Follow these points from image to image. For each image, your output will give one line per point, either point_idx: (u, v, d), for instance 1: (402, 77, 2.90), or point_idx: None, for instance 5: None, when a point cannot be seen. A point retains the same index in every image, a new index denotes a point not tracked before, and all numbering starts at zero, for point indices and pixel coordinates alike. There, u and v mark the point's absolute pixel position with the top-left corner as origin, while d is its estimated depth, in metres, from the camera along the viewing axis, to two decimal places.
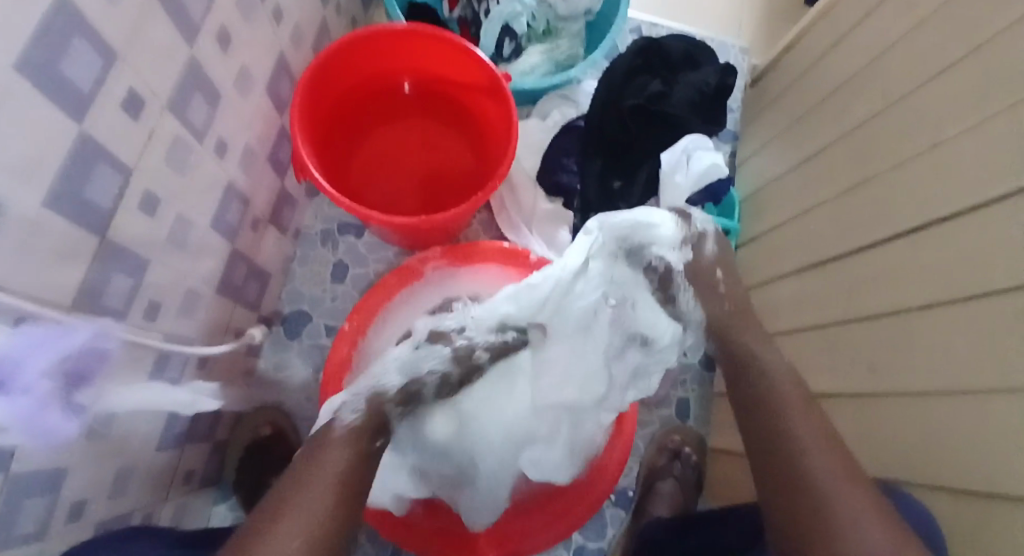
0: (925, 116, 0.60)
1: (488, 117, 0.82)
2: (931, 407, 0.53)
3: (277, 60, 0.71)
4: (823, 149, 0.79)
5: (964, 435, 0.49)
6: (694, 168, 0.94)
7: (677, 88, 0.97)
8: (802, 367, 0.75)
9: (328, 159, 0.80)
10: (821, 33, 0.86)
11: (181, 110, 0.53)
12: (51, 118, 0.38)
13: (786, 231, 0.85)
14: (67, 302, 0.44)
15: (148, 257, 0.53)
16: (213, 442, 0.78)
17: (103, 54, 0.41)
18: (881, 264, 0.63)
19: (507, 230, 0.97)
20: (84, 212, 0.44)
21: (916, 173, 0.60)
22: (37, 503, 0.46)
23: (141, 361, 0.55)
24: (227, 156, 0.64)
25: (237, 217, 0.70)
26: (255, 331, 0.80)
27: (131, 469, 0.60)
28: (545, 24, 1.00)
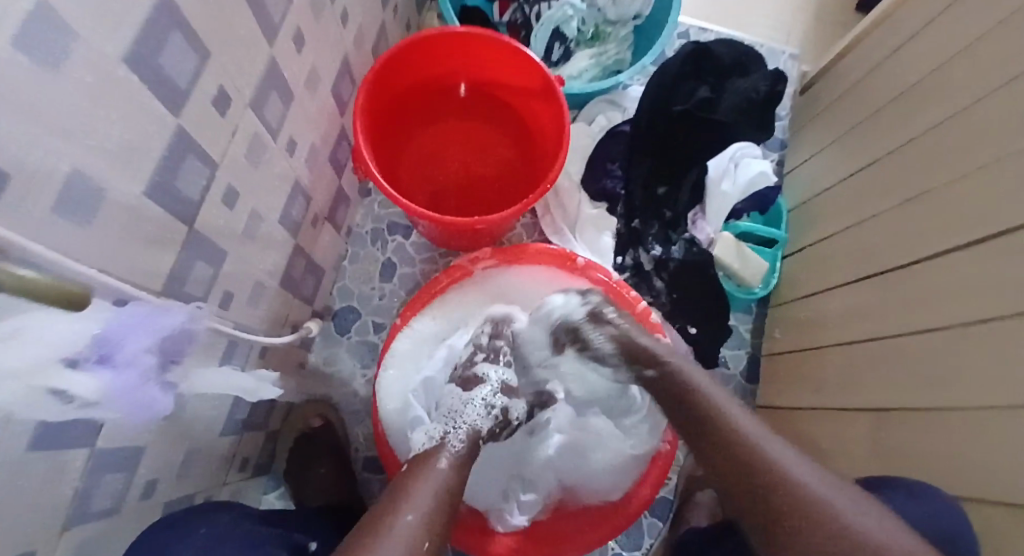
0: (995, 125, 0.59)
1: (539, 122, 0.84)
2: (994, 422, 0.52)
3: (341, 62, 0.73)
4: (879, 156, 0.77)
5: None
6: (742, 176, 0.96)
7: (724, 96, 0.96)
8: (848, 378, 0.74)
9: (383, 157, 0.82)
10: (878, 41, 0.85)
11: (260, 107, 0.55)
12: (152, 110, 0.40)
13: (836, 239, 0.83)
14: (156, 286, 0.46)
15: (224, 248, 0.56)
16: (267, 431, 0.82)
17: (199, 52, 0.44)
18: (944, 272, 0.62)
19: (551, 233, 0.98)
20: (175, 201, 0.46)
21: (983, 183, 0.59)
22: (117, 477, 0.49)
23: (215, 346, 0.56)
24: (295, 154, 0.66)
25: (299, 213, 0.73)
26: (312, 325, 0.82)
27: (196, 452, 0.62)
28: (594, 28, 1.01)
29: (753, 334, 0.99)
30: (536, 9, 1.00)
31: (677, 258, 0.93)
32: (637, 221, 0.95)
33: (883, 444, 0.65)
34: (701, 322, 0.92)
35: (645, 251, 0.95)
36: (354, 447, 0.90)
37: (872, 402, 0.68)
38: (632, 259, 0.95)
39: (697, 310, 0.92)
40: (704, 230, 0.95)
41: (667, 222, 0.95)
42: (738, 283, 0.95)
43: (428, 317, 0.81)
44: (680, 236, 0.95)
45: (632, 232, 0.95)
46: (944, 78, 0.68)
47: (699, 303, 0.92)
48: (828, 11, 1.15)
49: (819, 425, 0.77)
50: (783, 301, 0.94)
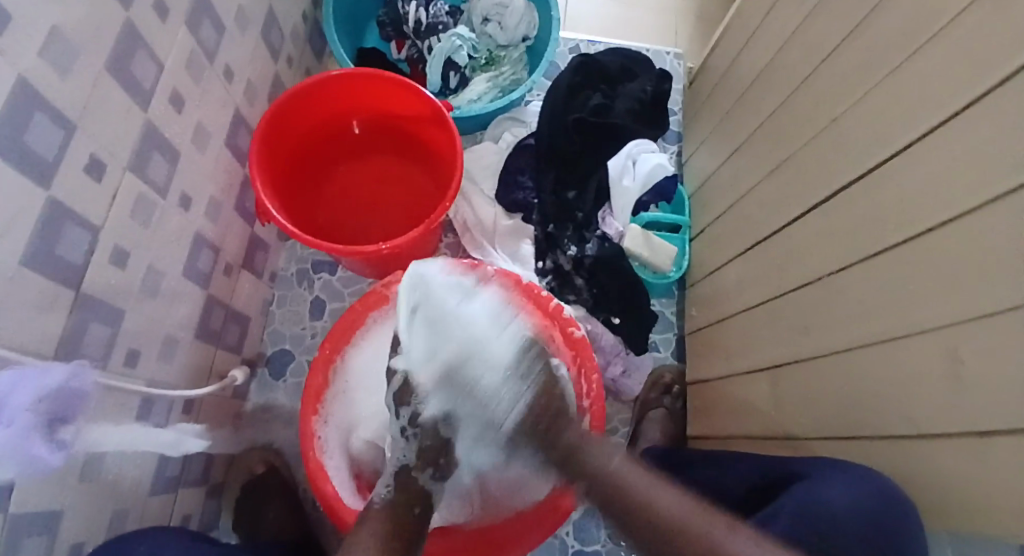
0: (828, 95, 0.66)
1: (436, 145, 0.88)
2: (859, 360, 0.57)
3: (233, 115, 0.77)
4: (748, 135, 0.84)
5: (899, 376, 0.52)
6: (640, 170, 1.02)
7: (617, 100, 1.03)
8: (747, 342, 0.78)
9: (290, 200, 0.85)
10: (736, 33, 0.93)
11: (143, 169, 0.58)
12: (19, 184, 0.43)
13: (724, 217, 0.89)
14: (48, 351, 0.48)
15: (122, 307, 0.57)
16: (210, 484, 0.82)
17: (63, 125, 0.47)
18: (808, 231, 0.67)
19: (473, 249, 1.02)
20: (58, 268, 0.48)
21: (823, 148, 0.65)
22: (37, 541, 0.49)
23: (125, 405, 0.59)
24: (192, 208, 0.69)
25: (209, 264, 0.75)
26: (238, 372, 0.82)
27: (125, 513, 0.63)
28: (487, 54, 1.07)
29: (679, 316, 1.04)
30: (428, 42, 1.05)
31: (591, 255, 0.97)
32: (552, 226, 0.99)
33: (782, 397, 0.70)
34: (623, 312, 0.96)
35: (562, 253, 0.98)
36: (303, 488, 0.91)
37: (769, 360, 0.73)
38: (552, 262, 0.99)
39: (618, 302, 0.96)
40: (614, 225, 1.01)
41: (580, 224, 0.99)
42: (652, 270, 1.00)
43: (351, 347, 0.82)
44: (592, 234, 0.99)
45: (549, 236, 0.99)
46: (788, 58, 0.75)
47: (618, 296, 0.96)
48: (704, 11, 1.24)
49: (733, 391, 0.81)
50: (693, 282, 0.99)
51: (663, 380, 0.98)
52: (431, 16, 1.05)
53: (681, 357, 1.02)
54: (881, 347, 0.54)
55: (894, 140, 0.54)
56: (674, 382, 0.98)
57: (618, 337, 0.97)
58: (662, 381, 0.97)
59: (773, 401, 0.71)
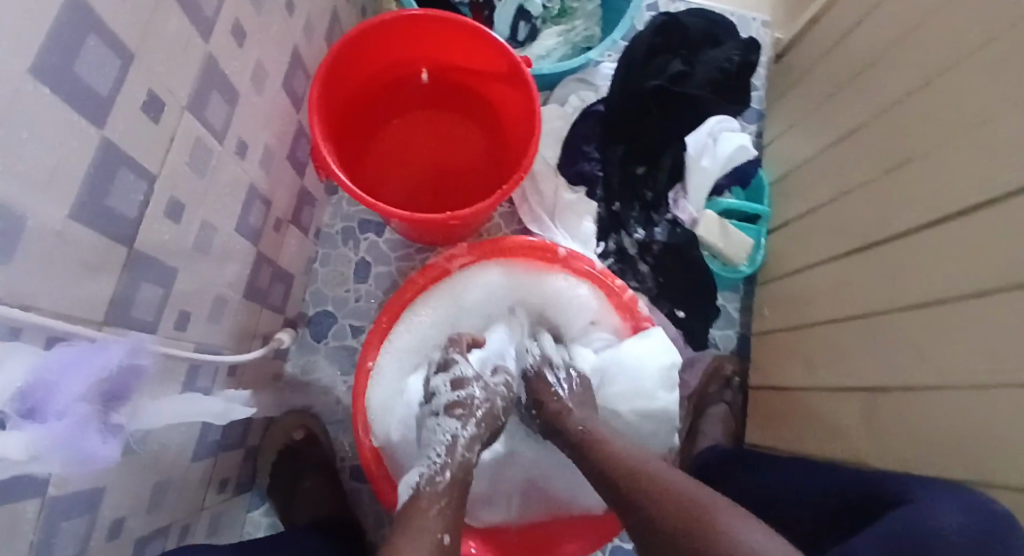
0: (978, 86, 0.57)
1: (507, 106, 0.80)
2: (976, 398, 0.51)
3: (291, 54, 0.68)
4: (859, 126, 0.75)
5: None
6: (721, 151, 0.92)
7: (698, 68, 0.93)
8: (837, 355, 0.72)
9: (346, 154, 0.78)
10: (854, 1, 0.82)
11: (201, 111, 0.51)
12: (71, 124, 0.36)
13: (819, 215, 0.81)
14: (97, 317, 0.42)
15: (172, 266, 0.51)
16: (246, 449, 0.78)
17: (121, 54, 0.39)
18: (935, 245, 0.60)
19: (529, 221, 0.93)
20: (111, 223, 0.42)
21: (966, 149, 0.57)
22: (76, 523, 0.45)
23: (175, 373, 0.52)
24: (248, 158, 0.62)
25: (260, 219, 0.69)
26: (283, 335, 0.78)
27: (167, 483, 0.59)
28: (560, 5, 0.96)
29: (744, 312, 0.97)
30: None
31: (660, 241, 0.91)
32: (617, 205, 0.92)
33: (876, 418, 0.64)
34: (687, 304, 0.90)
35: (628, 234, 0.92)
36: (340, 457, 0.87)
37: (865, 378, 0.66)
38: (615, 243, 0.92)
39: (682, 293, 0.90)
40: (686, 209, 0.91)
41: (648, 204, 0.92)
42: (722, 261, 0.93)
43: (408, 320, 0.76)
44: (663, 217, 0.92)
45: (614, 216, 0.92)
46: (927, 37, 0.65)
47: (686, 284, 0.90)
48: None
49: (814, 401, 0.75)
50: (768, 278, 0.92)
51: (722, 372, 0.92)
52: None
53: (743, 353, 0.97)
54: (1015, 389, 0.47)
55: None
56: (733, 373, 0.93)
57: (680, 330, 0.91)
58: (721, 373, 0.92)
59: (864, 421, 0.66)
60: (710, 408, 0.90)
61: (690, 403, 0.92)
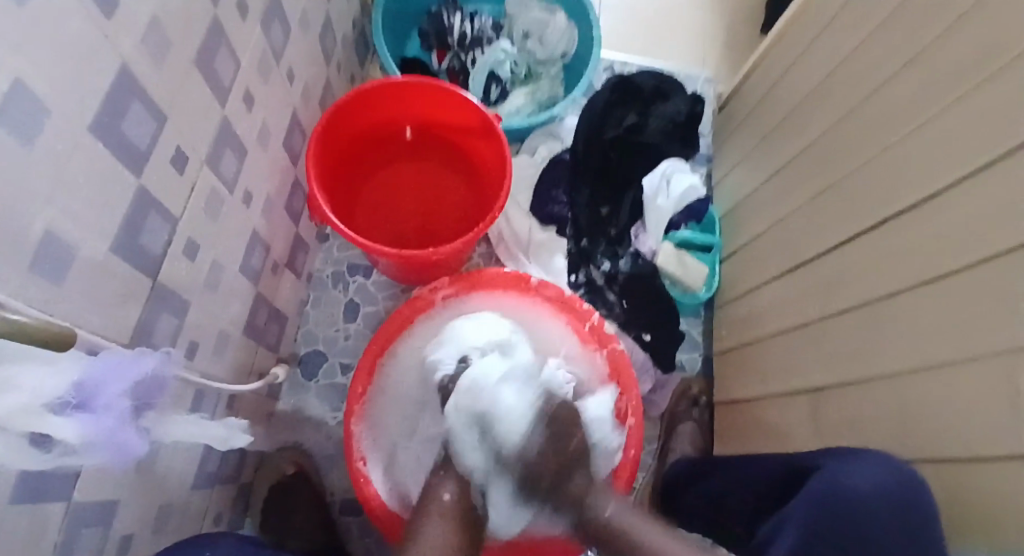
0: (880, 124, 0.68)
1: (483, 156, 0.90)
2: (909, 382, 0.59)
3: (291, 117, 0.78)
4: (791, 161, 0.86)
5: (963, 404, 0.52)
6: (674, 191, 1.04)
7: (651, 120, 1.05)
8: (787, 362, 0.80)
9: (338, 202, 0.86)
10: (778, 60, 0.95)
11: (215, 163, 0.59)
12: (116, 171, 0.44)
13: (762, 240, 0.91)
14: (126, 339, 0.48)
15: (187, 299, 0.58)
16: (240, 483, 0.82)
17: (157, 117, 0.47)
18: (857, 257, 0.69)
19: (507, 259, 1.02)
20: (140, 257, 0.49)
21: (875, 175, 0.68)
22: (93, 534, 0.49)
23: (182, 399, 0.57)
24: (252, 205, 0.70)
25: (260, 261, 0.76)
26: (278, 370, 0.83)
27: (170, 507, 0.62)
28: (527, 69, 1.09)
29: (705, 335, 1.05)
30: (471, 53, 1.07)
31: (624, 271, 1.00)
32: (585, 241, 1.01)
33: (823, 415, 0.71)
34: (653, 328, 0.98)
35: (596, 267, 1.00)
36: (330, 491, 0.90)
37: (812, 380, 0.74)
38: (585, 276, 1.00)
39: (648, 318, 0.98)
40: (647, 243, 1.02)
41: (613, 240, 1.01)
42: (682, 289, 1.02)
43: (396, 351, 0.83)
44: (626, 251, 1.02)
45: (582, 251, 1.01)
46: (837, 87, 0.77)
47: (650, 310, 0.98)
48: (735, 39, 1.28)
49: (770, 407, 0.82)
50: (725, 301, 1.01)
51: (690, 393, 1.00)
52: (477, 30, 1.08)
53: (708, 375, 1.04)
54: (948, 366, 0.54)
55: (952, 171, 0.56)
56: (700, 393, 1.00)
57: (648, 352, 0.98)
58: (689, 394, 0.99)
59: (813, 420, 0.73)
60: (680, 425, 0.97)
61: (662, 424, 0.99)
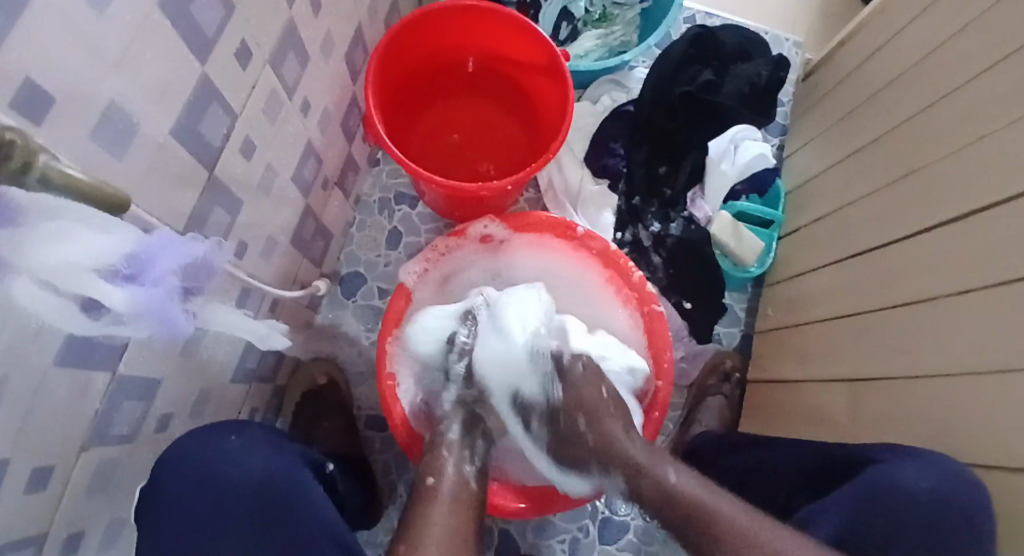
0: (979, 108, 0.62)
1: (543, 96, 0.87)
2: (969, 388, 0.55)
3: (356, 30, 0.76)
4: (873, 140, 0.80)
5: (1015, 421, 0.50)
6: (741, 158, 0.98)
7: (727, 81, 0.98)
8: (831, 350, 0.76)
9: (395, 126, 0.86)
10: (878, 29, 0.87)
11: (278, 65, 0.58)
12: (182, 55, 0.43)
13: (824, 223, 0.86)
14: (179, 226, 0.50)
15: (240, 198, 0.59)
16: (274, 386, 0.85)
17: (225, 5, 0.47)
18: (926, 249, 0.64)
19: (554, 208, 1.00)
20: (199, 147, 0.49)
21: (963, 167, 0.62)
22: (134, 406, 0.52)
23: (229, 292, 0.59)
24: (309, 115, 0.69)
25: (312, 174, 0.76)
26: (319, 284, 0.85)
27: (208, 395, 0.65)
28: (601, 9, 1.03)
29: (748, 313, 1.02)
30: None
31: (674, 235, 0.96)
32: (637, 199, 0.97)
33: (862, 411, 0.68)
34: (695, 297, 0.95)
35: (644, 228, 0.97)
36: (357, 407, 0.93)
37: (851, 371, 0.71)
38: (631, 235, 0.97)
39: (690, 287, 0.95)
40: (703, 209, 0.98)
41: (666, 201, 0.97)
42: (733, 261, 0.97)
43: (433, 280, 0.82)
44: (679, 214, 0.97)
45: (633, 210, 0.97)
46: (939, 62, 0.70)
47: (693, 280, 0.95)
48: (834, 2, 1.17)
49: (804, 396, 0.79)
50: (774, 281, 0.97)
51: (723, 366, 0.97)
52: None
53: (745, 352, 1.01)
54: (1008, 378, 0.51)
55: None
56: (734, 369, 0.97)
57: (686, 321, 0.96)
58: (722, 367, 0.97)
59: (849, 413, 0.70)
60: (707, 398, 0.95)
61: (689, 394, 0.97)
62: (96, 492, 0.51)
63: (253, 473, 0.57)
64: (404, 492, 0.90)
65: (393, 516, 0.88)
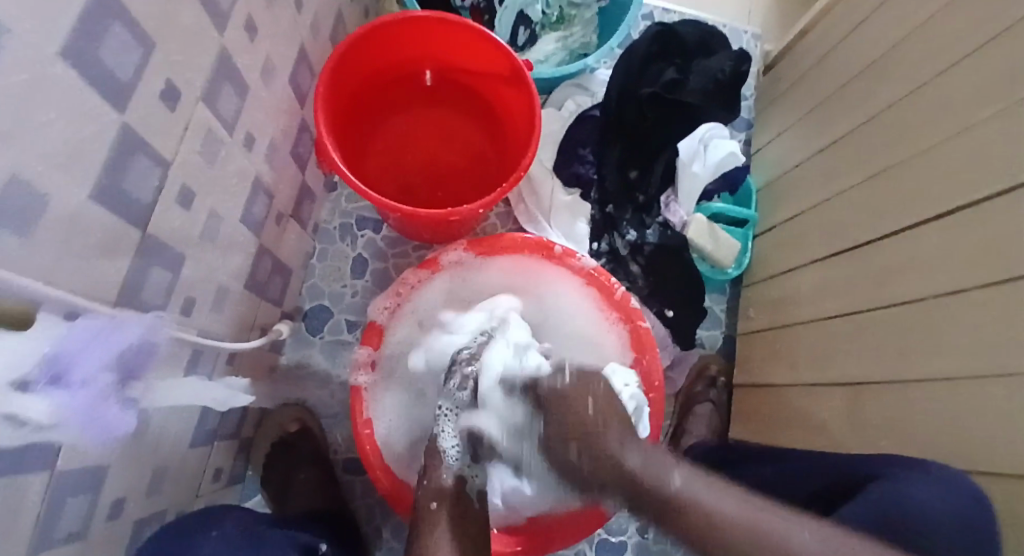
0: (958, 98, 0.61)
1: (507, 106, 0.82)
2: (970, 393, 0.54)
3: (298, 51, 0.70)
4: (846, 134, 0.78)
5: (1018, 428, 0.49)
6: (711, 158, 0.96)
7: (691, 77, 0.94)
8: (824, 354, 0.75)
9: (350, 150, 0.80)
10: (840, 20, 0.87)
11: (213, 100, 0.52)
12: (94, 108, 0.37)
13: (804, 220, 0.85)
14: (112, 296, 0.43)
15: (181, 252, 0.53)
16: (240, 440, 0.78)
17: (143, 43, 0.40)
18: (915, 248, 0.63)
19: (525, 222, 0.96)
20: (126, 204, 0.43)
21: (948, 163, 0.61)
22: (79, 502, 0.45)
23: (177, 357, 0.53)
24: (254, 150, 0.63)
25: (263, 211, 0.70)
26: (281, 327, 0.79)
27: (166, 468, 0.59)
28: (559, 11, 0.99)
29: (729, 314, 1.00)
30: None
31: (651, 242, 0.93)
32: (611, 207, 0.94)
33: (859, 417, 0.67)
34: (677, 305, 0.93)
35: (620, 236, 0.94)
36: (332, 450, 0.87)
37: (848, 376, 0.70)
38: (607, 244, 0.94)
39: (673, 293, 0.93)
40: (678, 213, 0.95)
41: (641, 206, 0.95)
42: (711, 264, 0.96)
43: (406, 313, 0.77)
44: (654, 220, 0.95)
45: (607, 218, 0.94)
46: (910, 54, 0.69)
47: (675, 285, 0.93)
48: None
49: (798, 400, 0.78)
50: (755, 280, 0.96)
51: (708, 372, 0.95)
52: None
53: (728, 355, 0.99)
54: (1010, 381, 0.50)
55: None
56: (719, 373, 0.96)
57: (670, 329, 0.93)
58: (707, 373, 0.95)
59: (846, 420, 0.69)
60: (697, 406, 0.93)
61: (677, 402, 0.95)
62: None
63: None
64: (392, 537, 0.85)
65: None
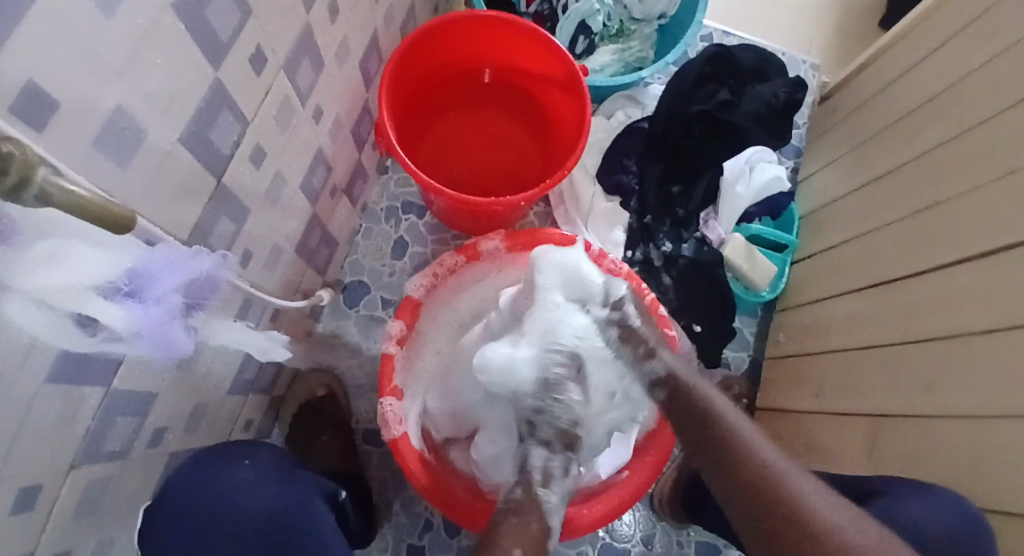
0: (1011, 141, 0.60)
1: (560, 109, 0.85)
2: (999, 432, 0.53)
3: (371, 37, 0.75)
4: (894, 169, 0.78)
5: None
6: (756, 179, 0.96)
7: (744, 100, 0.96)
8: (848, 384, 0.75)
9: (406, 137, 0.84)
10: (902, 56, 0.87)
11: (292, 71, 0.57)
12: (194, 61, 0.41)
13: (844, 250, 0.85)
14: (182, 236, 0.47)
15: (247, 207, 0.57)
16: (271, 397, 0.83)
17: (241, 9, 0.44)
18: (951, 285, 0.63)
19: (562, 223, 0.98)
20: (207, 153, 0.47)
21: (992, 203, 0.60)
22: (128, 421, 0.49)
23: (229, 304, 0.58)
24: (320, 123, 0.68)
25: (321, 182, 0.74)
26: (323, 293, 0.83)
27: (204, 408, 0.63)
28: (618, 25, 1.02)
29: (757, 338, 1.00)
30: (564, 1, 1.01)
31: (686, 256, 0.94)
32: (649, 218, 0.95)
33: (880, 447, 0.67)
34: (706, 321, 0.93)
35: (655, 247, 0.95)
36: (355, 420, 0.91)
37: (874, 405, 0.69)
38: (642, 253, 0.95)
39: (702, 309, 0.93)
40: (716, 230, 0.95)
41: (678, 220, 0.96)
42: (745, 285, 0.96)
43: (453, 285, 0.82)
44: (692, 235, 0.96)
45: (644, 228, 0.96)
46: (971, 91, 0.68)
47: (704, 302, 0.93)
48: (851, 28, 1.17)
49: (817, 424, 0.79)
50: (789, 306, 0.96)
51: (731, 392, 0.95)
52: None
53: (753, 377, 0.99)
54: None
55: None
56: (741, 395, 0.96)
57: (695, 344, 0.94)
58: (730, 393, 0.95)
59: (866, 449, 0.69)
60: None
61: None
62: (85, 510, 0.49)
63: (262, 507, 0.58)
64: (401, 511, 0.88)
65: (388, 536, 0.87)
